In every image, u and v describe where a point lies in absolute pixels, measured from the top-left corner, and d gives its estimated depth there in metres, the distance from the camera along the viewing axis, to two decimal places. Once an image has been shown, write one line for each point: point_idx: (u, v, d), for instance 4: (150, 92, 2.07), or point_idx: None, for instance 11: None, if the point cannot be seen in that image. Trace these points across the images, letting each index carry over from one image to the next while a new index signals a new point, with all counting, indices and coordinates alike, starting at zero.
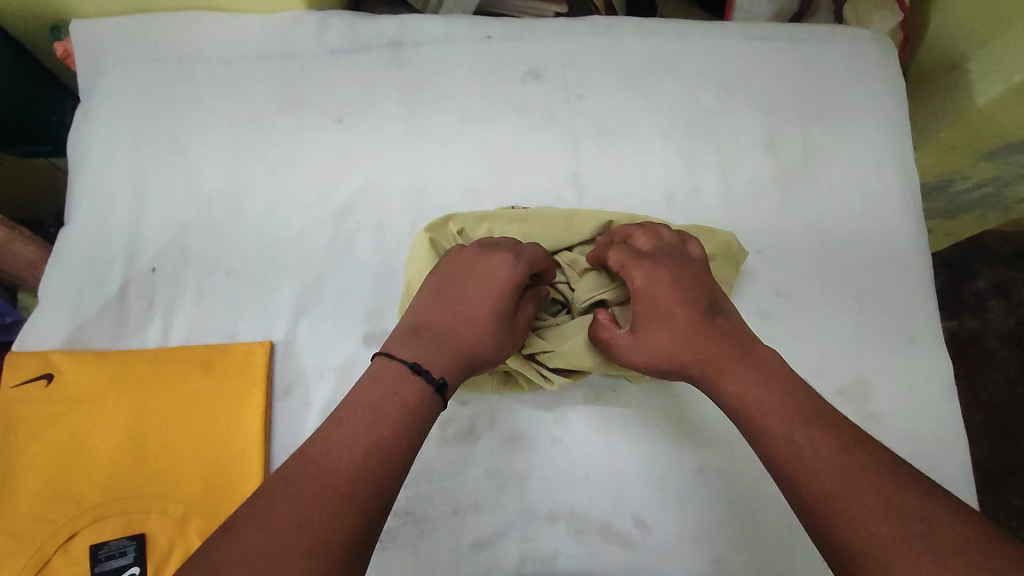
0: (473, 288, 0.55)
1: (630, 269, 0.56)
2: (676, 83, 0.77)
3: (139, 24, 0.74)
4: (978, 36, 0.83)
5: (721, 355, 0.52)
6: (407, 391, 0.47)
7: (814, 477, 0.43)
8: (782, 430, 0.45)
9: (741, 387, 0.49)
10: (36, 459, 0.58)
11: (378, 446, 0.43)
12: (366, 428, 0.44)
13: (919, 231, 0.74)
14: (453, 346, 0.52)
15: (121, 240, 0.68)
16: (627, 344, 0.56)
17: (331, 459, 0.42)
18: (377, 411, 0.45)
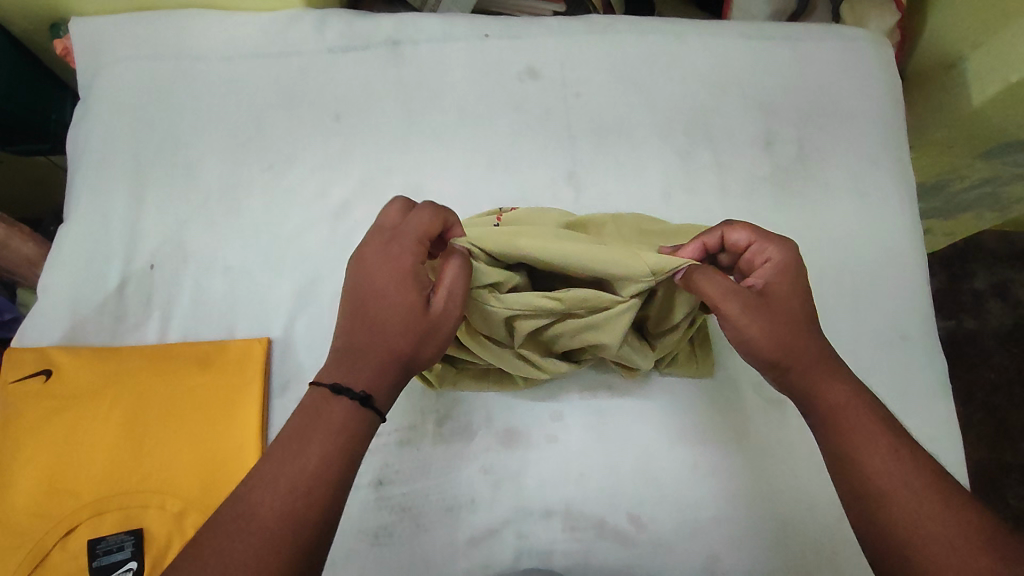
0: (380, 283, 0.49)
1: (771, 243, 0.53)
2: (674, 82, 0.77)
3: (138, 22, 0.75)
4: (973, 36, 0.83)
5: (824, 360, 0.50)
6: (336, 415, 0.44)
7: (898, 496, 0.43)
8: (878, 445, 0.45)
9: (838, 398, 0.48)
10: (36, 454, 0.59)
11: (307, 472, 0.42)
12: (293, 456, 0.42)
13: (915, 230, 0.74)
14: (374, 354, 0.47)
15: (120, 236, 0.69)
16: (755, 310, 0.50)
17: (263, 494, 0.41)
18: (304, 434, 0.43)
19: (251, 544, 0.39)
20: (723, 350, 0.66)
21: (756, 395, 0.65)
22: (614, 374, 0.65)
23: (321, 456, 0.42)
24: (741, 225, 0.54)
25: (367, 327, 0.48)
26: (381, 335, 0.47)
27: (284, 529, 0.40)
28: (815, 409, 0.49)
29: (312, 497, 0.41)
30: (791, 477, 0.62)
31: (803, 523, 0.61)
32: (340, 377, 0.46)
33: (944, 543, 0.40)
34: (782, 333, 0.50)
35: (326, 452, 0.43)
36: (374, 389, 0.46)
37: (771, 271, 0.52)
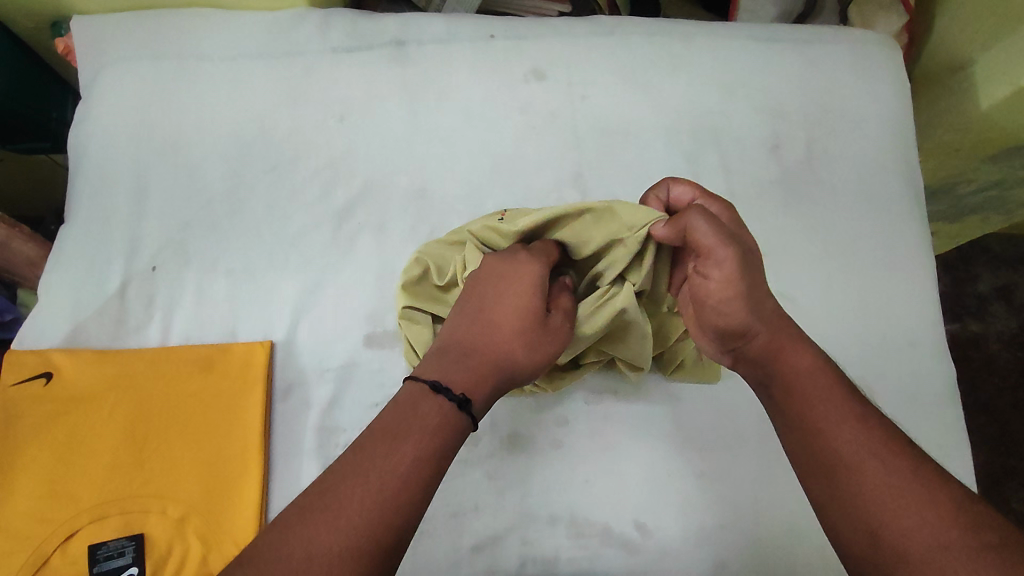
0: (516, 292, 0.52)
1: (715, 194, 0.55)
2: (680, 84, 0.77)
3: (141, 21, 0.74)
4: (982, 40, 0.83)
5: (789, 329, 0.49)
6: (433, 418, 0.44)
7: (868, 470, 0.40)
8: (845, 417, 0.43)
9: (804, 369, 0.47)
10: (37, 457, 0.58)
11: (397, 471, 0.40)
12: (385, 453, 0.41)
13: (923, 234, 0.73)
14: (480, 361, 0.49)
15: (122, 238, 0.68)
16: (746, 259, 0.49)
17: (346, 488, 0.39)
18: (398, 433, 0.42)
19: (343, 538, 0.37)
20: None
21: None
22: (620, 378, 0.64)
23: (413, 455, 0.41)
24: (685, 181, 0.57)
25: (488, 331, 0.51)
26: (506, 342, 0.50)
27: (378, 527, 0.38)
28: (782, 381, 0.47)
29: (406, 496, 0.40)
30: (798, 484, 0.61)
31: (810, 531, 0.60)
32: (455, 376, 0.47)
33: (918, 518, 0.38)
34: (756, 289, 0.49)
35: (418, 452, 0.41)
36: (470, 393, 0.47)
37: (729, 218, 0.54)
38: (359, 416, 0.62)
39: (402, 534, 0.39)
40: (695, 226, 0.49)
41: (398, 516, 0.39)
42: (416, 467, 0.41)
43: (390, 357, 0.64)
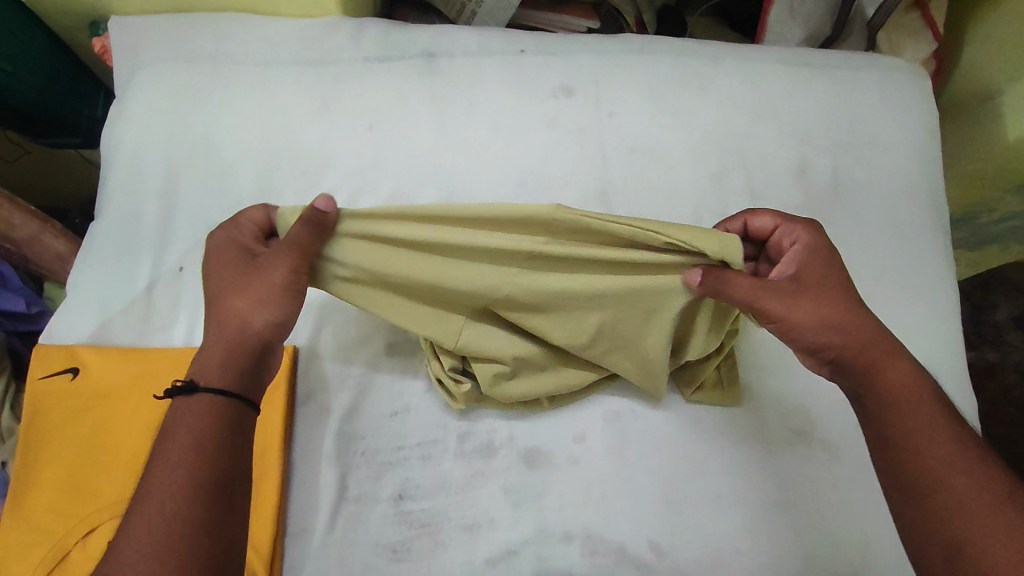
0: (226, 258, 0.55)
1: (799, 225, 0.55)
2: (708, 105, 0.77)
3: (178, 25, 0.75)
4: (1012, 69, 0.83)
5: (883, 339, 0.50)
6: (191, 416, 0.47)
7: (962, 488, 0.43)
8: (939, 435, 0.45)
9: (902, 382, 0.48)
10: (62, 451, 0.59)
11: (177, 469, 0.45)
12: (166, 462, 0.45)
13: (947, 264, 0.73)
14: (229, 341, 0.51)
15: (151, 237, 0.69)
16: (786, 298, 0.51)
17: (156, 498, 0.44)
18: (170, 441, 0.46)
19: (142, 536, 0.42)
20: (749, 378, 0.66)
21: (782, 425, 0.64)
22: (639, 396, 0.65)
23: (179, 453, 0.45)
24: (765, 212, 0.57)
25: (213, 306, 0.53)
26: (232, 301, 0.52)
27: (169, 517, 0.43)
28: (878, 393, 0.49)
29: (186, 487, 0.44)
30: (814, 511, 0.61)
31: (825, 557, 0.60)
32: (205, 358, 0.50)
33: (1001, 533, 0.41)
34: (828, 312, 0.50)
35: (181, 448, 0.45)
36: (208, 377, 0.49)
37: (798, 255, 0.54)
38: (379, 424, 0.62)
39: (200, 508, 0.44)
40: (715, 289, 0.52)
41: (188, 498, 0.44)
42: (191, 456, 0.45)
43: (411, 367, 0.65)
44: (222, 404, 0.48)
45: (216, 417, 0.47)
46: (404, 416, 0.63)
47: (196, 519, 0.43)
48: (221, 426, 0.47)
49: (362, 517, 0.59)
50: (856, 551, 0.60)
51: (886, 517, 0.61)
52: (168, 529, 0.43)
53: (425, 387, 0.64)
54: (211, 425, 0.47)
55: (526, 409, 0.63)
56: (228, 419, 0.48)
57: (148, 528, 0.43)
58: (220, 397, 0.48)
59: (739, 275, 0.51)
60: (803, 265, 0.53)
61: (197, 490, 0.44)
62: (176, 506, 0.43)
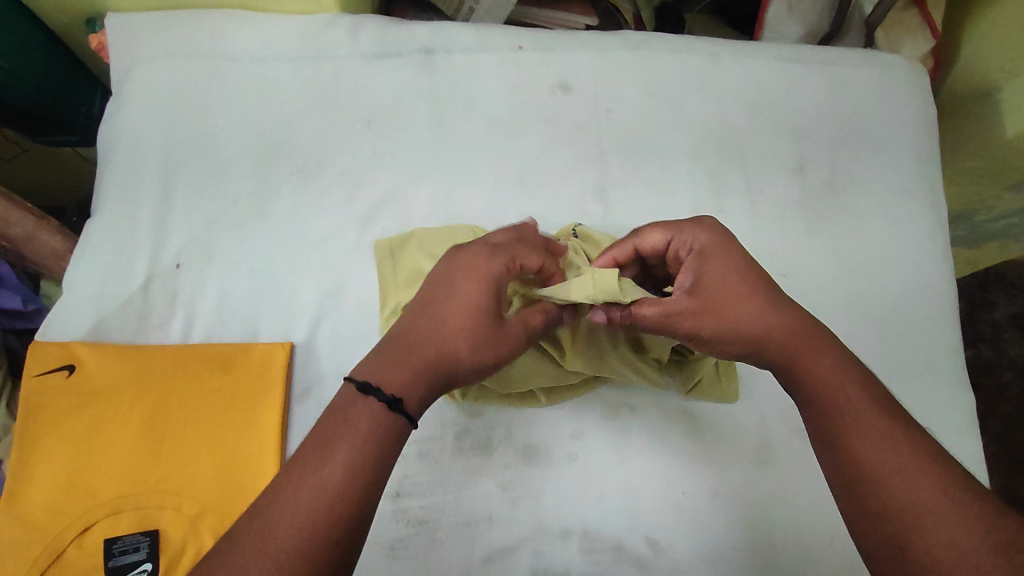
0: (469, 290, 0.50)
1: (689, 230, 0.55)
2: (707, 103, 0.77)
3: (175, 22, 0.75)
4: (1010, 66, 0.83)
5: (811, 341, 0.50)
6: (364, 419, 0.44)
7: (896, 483, 0.42)
8: (868, 430, 0.45)
9: (830, 379, 0.48)
10: (57, 447, 0.59)
11: (336, 473, 0.41)
12: (322, 460, 0.42)
13: (946, 261, 0.73)
14: (424, 360, 0.48)
15: (148, 234, 0.69)
16: (690, 315, 0.51)
17: (306, 498, 0.40)
18: (333, 440, 0.43)
19: (284, 549, 0.39)
20: (748, 375, 0.66)
21: (782, 423, 0.64)
22: (639, 392, 0.64)
23: (348, 466, 0.42)
24: (653, 227, 0.56)
25: (434, 330, 0.49)
26: (455, 334, 0.49)
27: (317, 533, 0.39)
28: (807, 392, 0.49)
29: (343, 508, 0.41)
30: (812, 508, 0.61)
31: (823, 554, 0.59)
32: (390, 375, 0.46)
33: (941, 531, 0.39)
34: (736, 322, 0.51)
35: (351, 460, 0.42)
36: (407, 394, 0.46)
37: (695, 264, 0.53)
38: None
39: (347, 521, 0.40)
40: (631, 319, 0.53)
41: (339, 508, 0.40)
42: (349, 462, 0.42)
43: None
44: (402, 428, 0.45)
45: (391, 435, 0.44)
46: None
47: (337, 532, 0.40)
48: (387, 438, 0.44)
49: None
50: (855, 548, 0.60)
51: None
52: (313, 552, 0.39)
53: None
54: (389, 444, 0.44)
55: (524, 403, 0.63)
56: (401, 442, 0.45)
57: (292, 542, 0.39)
58: (406, 423, 0.45)
59: (643, 306, 0.52)
60: (703, 270, 0.53)
61: (356, 515, 0.41)
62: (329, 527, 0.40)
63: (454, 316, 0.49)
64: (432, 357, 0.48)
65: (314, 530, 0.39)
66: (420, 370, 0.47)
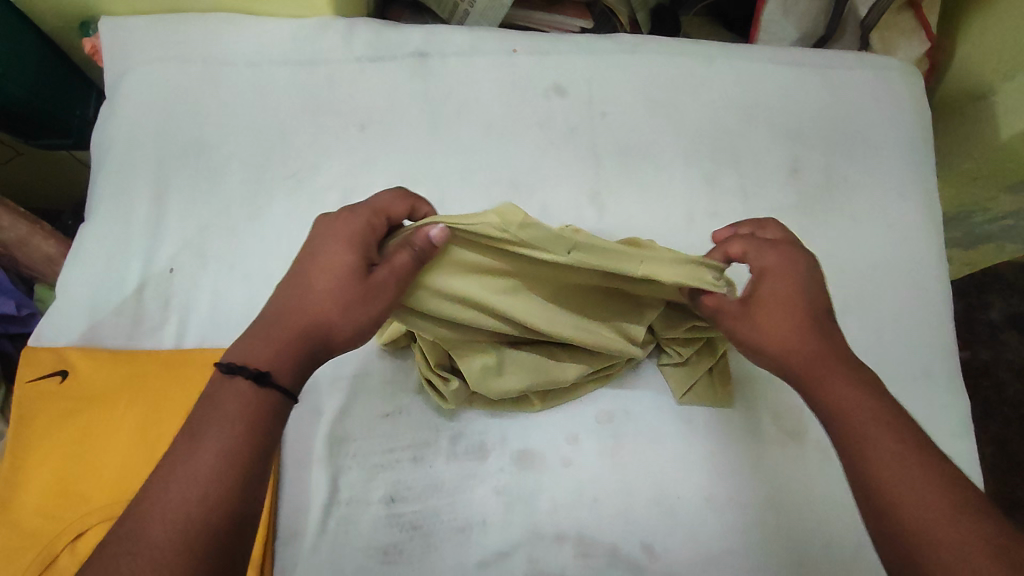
0: (335, 251, 0.50)
1: (767, 250, 0.55)
2: (700, 106, 0.77)
3: (169, 25, 0.75)
4: (1005, 69, 0.83)
5: (831, 360, 0.49)
6: (232, 403, 0.44)
7: (910, 502, 0.41)
8: (881, 450, 0.44)
9: (846, 401, 0.47)
10: (49, 453, 0.58)
11: (204, 460, 0.41)
12: (189, 451, 0.42)
13: (940, 264, 0.73)
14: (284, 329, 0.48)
15: (141, 239, 0.69)
16: (738, 317, 0.53)
17: (174, 487, 0.40)
18: (202, 429, 0.43)
19: (157, 545, 0.38)
20: (742, 378, 0.66)
21: (775, 426, 0.64)
22: (632, 396, 0.64)
23: (222, 453, 0.42)
24: (738, 237, 0.56)
25: (302, 296, 0.49)
26: (326, 298, 0.49)
27: (192, 522, 0.39)
28: (823, 414, 0.48)
29: (219, 493, 0.40)
30: (807, 511, 0.61)
31: (818, 558, 0.59)
32: (254, 352, 0.47)
33: (958, 546, 0.39)
34: (769, 338, 0.51)
35: (223, 445, 0.42)
36: (273, 367, 0.46)
37: (756, 280, 0.54)
38: (370, 426, 0.62)
39: (218, 501, 0.40)
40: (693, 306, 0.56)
41: (205, 491, 0.40)
42: (215, 447, 0.42)
43: (403, 368, 0.65)
44: (275, 402, 0.45)
45: (263, 415, 0.44)
46: (396, 418, 0.62)
47: (210, 515, 0.40)
48: (259, 420, 0.44)
49: (353, 519, 0.59)
50: (849, 551, 0.60)
51: None
52: (187, 536, 0.39)
53: (417, 389, 0.64)
54: (262, 423, 0.44)
55: (516, 409, 0.63)
56: (276, 418, 0.45)
57: (163, 535, 0.38)
58: (278, 396, 0.45)
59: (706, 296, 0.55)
60: (760, 286, 0.53)
61: (233, 497, 0.41)
62: (206, 514, 0.40)
63: (322, 279, 0.50)
64: (302, 324, 0.49)
65: (189, 519, 0.39)
66: (289, 343, 0.47)
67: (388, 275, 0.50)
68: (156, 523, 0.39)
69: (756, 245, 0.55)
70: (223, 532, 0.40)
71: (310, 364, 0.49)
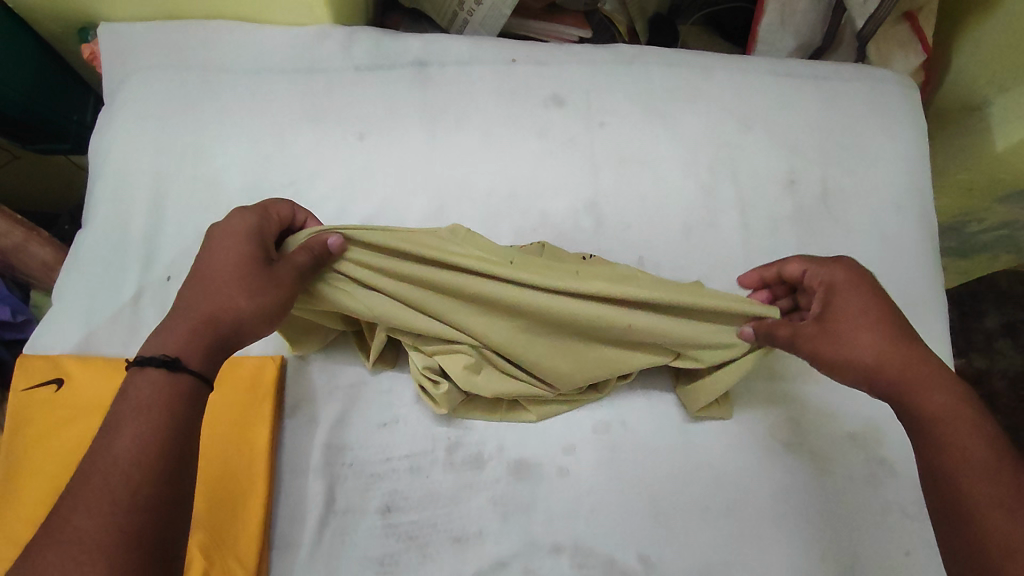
0: (227, 245, 0.54)
1: (833, 265, 0.58)
2: (698, 116, 0.77)
3: (168, 33, 0.75)
4: (999, 81, 0.84)
5: (923, 367, 0.51)
6: (146, 392, 0.45)
7: (990, 510, 0.43)
8: (976, 460, 0.45)
9: (940, 409, 0.48)
10: (44, 463, 0.58)
11: (125, 448, 0.42)
12: (108, 442, 0.43)
13: (936, 275, 0.74)
14: (192, 319, 0.50)
15: (138, 247, 0.69)
16: (813, 332, 0.55)
17: (98, 477, 0.41)
18: (116, 421, 0.44)
19: (86, 531, 0.39)
20: (739, 391, 0.66)
21: (771, 437, 0.64)
22: (630, 406, 0.65)
23: (140, 439, 0.43)
24: (794, 258, 0.61)
25: (202, 287, 0.52)
26: (224, 287, 0.51)
27: (122, 505, 0.40)
28: (916, 421, 0.49)
29: (148, 475, 0.42)
30: (803, 522, 0.61)
31: (814, 568, 0.60)
32: (162, 343, 0.48)
33: None
34: (854, 346, 0.53)
35: (142, 429, 0.43)
36: (183, 352, 0.48)
37: (826, 290, 0.57)
38: (367, 436, 0.62)
39: (143, 481, 0.42)
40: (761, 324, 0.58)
41: (124, 476, 0.41)
42: (133, 434, 0.43)
43: (400, 378, 0.65)
44: (188, 385, 0.46)
45: (180, 397, 0.46)
46: (393, 428, 0.62)
47: (138, 496, 0.41)
48: (173, 402, 0.45)
49: (350, 529, 0.59)
50: (846, 564, 0.60)
51: (874, 528, 0.61)
52: (114, 517, 0.40)
53: (414, 399, 0.64)
54: (179, 408, 0.45)
55: (512, 418, 0.63)
56: (191, 399, 0.46)
57: (91, 520, 0.39)
58: (190, 379, 0.47)
59: (774, 318, 0.58)
60: (834, 301, 0.56)
61: (159, 477, 0.42)
62: (133, 498, 0.41)
63: (219, 270, 0.52)
64: (208, 313, 0.50)
65: (114, 504, 0.40)
66: (193, 329, 0.49)
67: (291, 269, 0.55)
68: (81, 510, 0.40)
69: (826, 264, 0.59)
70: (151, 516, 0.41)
71: (217, 350, 0.50)
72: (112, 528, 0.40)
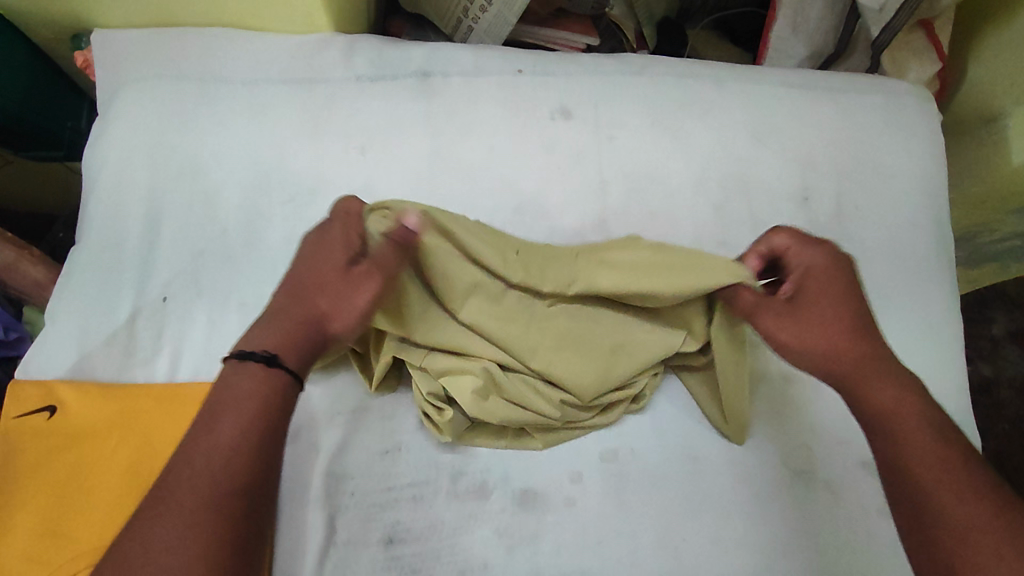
0: (324, 249, 0.54)
1: (811, 248, 0.56)
2: (710, 129, 0.75)
3: (163, 43, 0.73)
4: (1017, 93, 0.81)
5: (875, 363, 0.51)
6: (246, 384, 0.46)
7: (950, 502, 0.43)
8: (928, 457, 0.45)
9: (890, 403, 0.49)
10: (34, 494, 0.56)
11: (226, 437, 0.43)
12: (206, 430, 0.44)
13: (950, 294, 0.72)
14: (285, 322, 0.51)
15: (133, 267, 0.67)
16: (780, 311, 0.54)
17: (198, 465, 0.42)
18: (219, 411, 0.45)
19: (180, 516, 0.40)
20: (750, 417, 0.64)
21: (783, 465, 0.63)
22: (638, 432, 0.63)
23: (239, 429, 0.44)
24: (784, 230, 0.57)
25: (297, 292, 0.52)
26: (313, 293, 0.52)
27: (212, 493, 0.41)
28: (868, 417, 0.49)
29: (237, 466, 0.43)
30: (815, 553, 0.59)
31: None
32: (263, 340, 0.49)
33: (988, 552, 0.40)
34: (815, 335, 0.53)
35: (244, 418, 0.44)
36: (281, 352, 0.49)
37: (804, 273, 0.55)
38: (369, 463, 0.60)
39: (237, 473, 0.42)
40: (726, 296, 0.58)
41: (221, 468, 0.42)
42: (233, 425, 0.44)
43: (403, 403, 0.63)
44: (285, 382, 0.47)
45: (275, 394, 0.47)
46: (395, 455, 0.61)
47: (231, 486, 0.42)
48: (268, 395, 0.46)
49: (350, 562, 0.57)
50: None
51: (888, 560, 0.60)
52: (207, 506, 0.41)
53: (417, 424, 0.62)
54: (274, 403, 0.46)
55: (518, 445, 0.61)
56: (286, 395, 0.47)
57: (190, 503, 0.40)
58: (287, 377, 0.48)
59: (746, 289, 0.56)
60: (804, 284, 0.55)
61: (250, 470, 0.43)
62: (229, 485, 0.42)
63: (311, 278, 0.53)
64: (301, 318, 0.51)
65: (213, 488, 0.41)
66: (289, 330, 0.50)
67: (371, 269, 0.54)
68: (180, 494, 0.41)
69: (811, 245, 0.56)
70: (242, 509, 0.42)
71: (307, 352, 0.50)
72: (206, 518, 0.40)
